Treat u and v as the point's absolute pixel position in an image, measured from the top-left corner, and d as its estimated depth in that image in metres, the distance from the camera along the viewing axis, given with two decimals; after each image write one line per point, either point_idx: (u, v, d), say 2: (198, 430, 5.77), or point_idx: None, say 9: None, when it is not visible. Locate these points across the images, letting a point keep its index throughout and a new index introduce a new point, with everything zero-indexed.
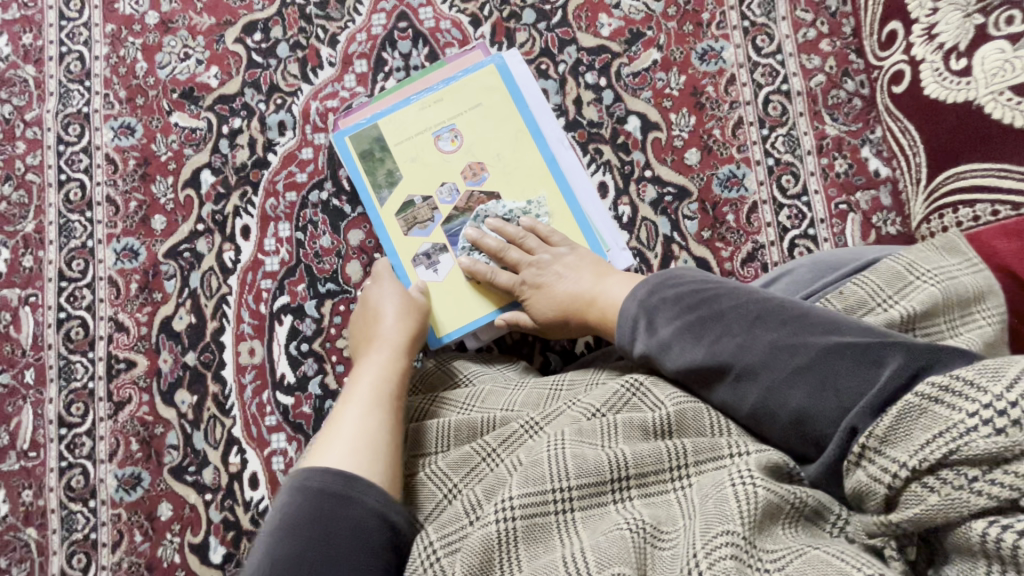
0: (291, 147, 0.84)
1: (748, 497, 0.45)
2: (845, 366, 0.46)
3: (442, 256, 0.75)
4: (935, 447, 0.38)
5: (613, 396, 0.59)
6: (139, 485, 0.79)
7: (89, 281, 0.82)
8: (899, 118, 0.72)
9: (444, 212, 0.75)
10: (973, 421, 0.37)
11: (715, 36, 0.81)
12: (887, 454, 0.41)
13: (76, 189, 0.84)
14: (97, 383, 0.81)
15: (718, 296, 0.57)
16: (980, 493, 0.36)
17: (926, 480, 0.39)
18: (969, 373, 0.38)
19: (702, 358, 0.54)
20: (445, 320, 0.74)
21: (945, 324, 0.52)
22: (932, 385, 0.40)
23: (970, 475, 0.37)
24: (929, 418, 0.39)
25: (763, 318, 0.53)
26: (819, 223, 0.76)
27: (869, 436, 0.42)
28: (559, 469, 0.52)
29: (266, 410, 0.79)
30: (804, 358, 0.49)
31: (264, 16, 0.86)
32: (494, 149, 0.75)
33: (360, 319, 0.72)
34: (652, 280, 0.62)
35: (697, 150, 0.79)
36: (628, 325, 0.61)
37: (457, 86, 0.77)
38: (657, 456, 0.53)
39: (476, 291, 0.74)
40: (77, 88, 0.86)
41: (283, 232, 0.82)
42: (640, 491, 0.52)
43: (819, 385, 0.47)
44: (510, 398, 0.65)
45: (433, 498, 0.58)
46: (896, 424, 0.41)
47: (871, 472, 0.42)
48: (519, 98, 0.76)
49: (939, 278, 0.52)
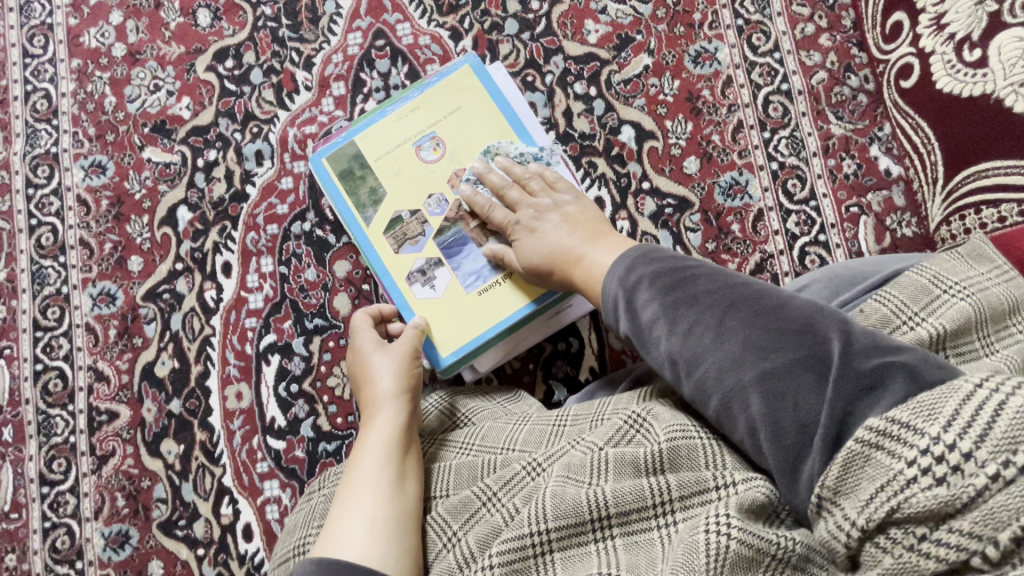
0: (269, 177, 0.80)
1: (718, 549, 0.41)
2: (810, 380, 0.42)
3: (438, 270, 0.69)
4: (880, 503, 0.35)
5: (616, 432, 0.54)
6: (127, 543, 0.75)
7: (65, 330, 0.78)
8: (909, 113, 0.69)
9: (435, 224, 0.69)
10: (913, 471, 0.34)
11: (708, 37, 0.77)
12: (841, 507, 0.37)
13: (48, 234, 0.80)
14: (79, 437, 0.77)
15: (696, 277, 0.51)
16: (928, 555, 0.33)
17: (877, 539, 0.35)
18: (905, 415, 0.35)
19: (674, 348, 0.48)
20: (449, 336, 0.68)
21: (980, 342, 0.47)
22: (871, 430, 0.36)
23: (918, 533, 0.34)
24: (872, 468, 0.36)
25: (737, 306, 0.47)
26: (830, 229, 0.72)
27: (822, 487, 0.38)
28: (538, 511, 0.49)
29: (257, 457, 0.75)
30: (773, 360, 0.43)
31: (235, 41, 0.82)
32: (479, 153, 0.71)
33: (354, 378, 0.68)
34: (633, 254, 0.56)
35: (696, 158, 0.75)
36: (610, 307, 0.55)
37: (434, 92, 0.72)
38: (638, 494, 0.48)
39: (479, 300, 0.68)
40: (44, 128, 0.82)
41: (265, 267, 0.78)
42: (623, 529, 0.48)
43: (778, 393, 0.42)
44: (511, 434, 0.60)
45: (434, 548, 0.54)
46: (845, 475, 0.37)
47: (829, 526, 0.38)
48: (500, 97, 0.72)
49: (969, 291, 0.48)
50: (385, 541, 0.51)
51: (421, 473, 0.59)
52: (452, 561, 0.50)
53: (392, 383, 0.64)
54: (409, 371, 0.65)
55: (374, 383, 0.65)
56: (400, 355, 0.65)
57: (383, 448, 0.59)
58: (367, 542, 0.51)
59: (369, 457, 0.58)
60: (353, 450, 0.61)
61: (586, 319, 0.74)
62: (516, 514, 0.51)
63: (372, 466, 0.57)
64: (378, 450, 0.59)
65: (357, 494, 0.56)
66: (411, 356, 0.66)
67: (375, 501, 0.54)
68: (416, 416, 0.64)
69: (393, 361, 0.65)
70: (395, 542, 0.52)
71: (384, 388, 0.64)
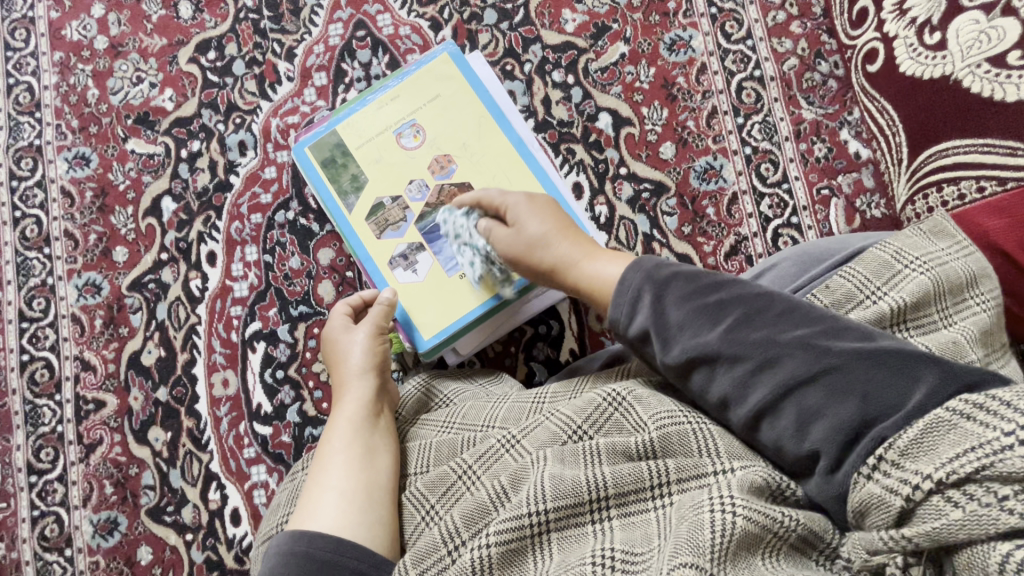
0: (253, 167, 0.81)
1: (725, 526, 0.43)
2: (880, 374, 0.43)
3: (421, 255, 0.70)
4: (965, 461, 0.36)
5: (595, 410, 0.55)
6: (116, 530, 0.76)
7: (52, 320, 0.79)
8: (876, 97, 0.72)
9: (416, 209, 0.71)
10: (1010, 439, 0.35)
11: (683, 25, 0.79)
12: (907, 467, 0.39)
13: (32, 226, 0.81)
14: (67, 427, 0.77)
15: (737, 284, 0.52)
16: (1011, 511, 0.34)
17: (950, 494, 0.37)
18: (1008, 395, 0.37)
19: (717, 343, 0.48)
20: (431, 319, 0.69)
21: (938, 315, 0.49)
22: (965, 402, 0.38)
23: (1001, 493, 0.35)
24: (957, 434, 0.38)
25: (789, 314, 0.48)
26: (801, 211, 0.74)
27: (888, 447, 0.40)
28: (535, 492, 0.50)
29: (244, 442, 0.76)
30: (834, 359, 0.45)
31: (217, 33, 0.83)
32: (459, 138, 0.72)
33: (326, 360, 0.70)
34: (665, 258, 0.56)
35: (672, 143, 0.77)
36: (628, 298, 0.54)
37: (412, 80, 0.73)
38: (636, 475, 0.50)
39: (461, 282, 0.69)
40: (28, 120, 0.83)
41: (250, 255, 0.79)
42: (620, 511, 0.50)
43: (843, 386, 0.44)
44: (491, 412, 0.61)
45: (412, 522, 0.56)
46: (922, 437, 0.39)
47: (889, 484, 0.39)
48: (477, 82, 0.73)
49: (929, 266, 0.50)
50: (358, 512, 0.54)
51: (391, 446, 0.61)
52: (439, 537, 0.51)
53: (360, 360, 0.66)
54: (377, 349, 0.68)
55: (344, 360, 0.67)
56: (367, 331, 0.67)
57: (351, 430, 0.61)
58: (341, 515, 0.54)
59: (339, 434, 0.61)
60: (326, 427, 0.63)
61: (565, 302, 0.76)
62: (509, 494, 0.52)
63: (341, 443, 0.60)
64: (345, 428, 0.61)
65: (328, 472, 0.58)
66: (377, 334, 0.68)
67: (345, 474, 0.57)
68: (385, 390, 0.67)
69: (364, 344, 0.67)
70: (367, 513, 0.54)
71: (354, 364, 0.66)
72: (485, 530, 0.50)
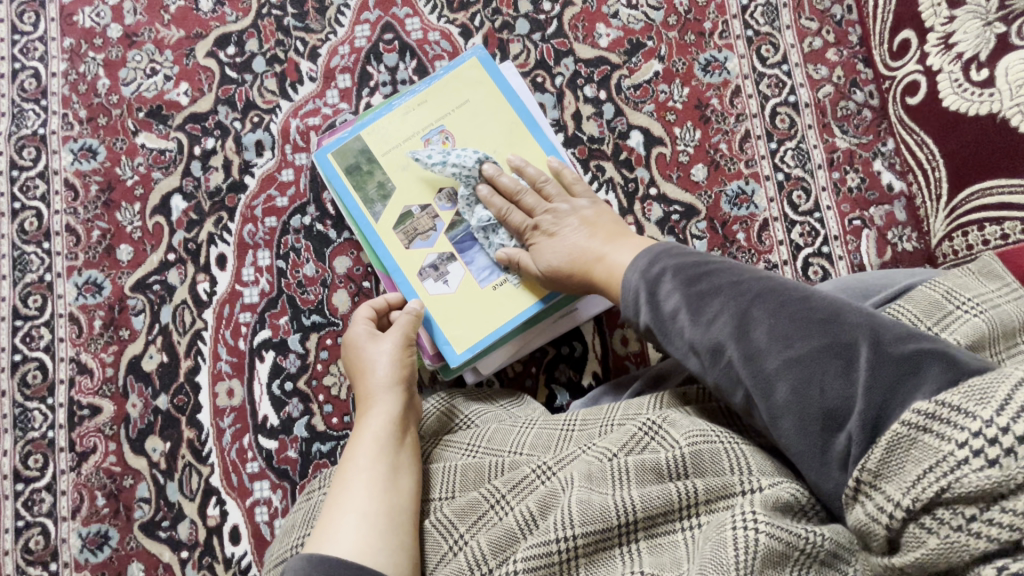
0: (269, 168, 0.77)
1: (748, 545, 0.41)
2: (835, 366, 0.41)
3: (451, 265, 0.68)
4: (927, 485, 0.34)
5: (630, 439, 0.53)
6: (106, 544, 0.72)
7: (48, 319, 0.75)
8: (915, 130, 0.72)
9: (446, 218, 0.68)
10: (964, 453, 0.33)
11: (719, 46, 0.77)
12: (883, 490, 0.37)
13: (31, 219, 0.77)
14: (58, 433, 0.73)
15: (720, 271, 0.51)
16: (978, 535, 0.33)
17: (923, 521, 0.35)
18: (955, 398, 0.35)
19: (694, 339, 0.48)
20: (463, 333, 0.67)
21: (991, 358, 0.47)
22: (918, 413, 0.36)
23: (968, 514, 0.33)
24: (919, 451, 0.35)
25: (761, 299, 0.47)
26: (833, 241, 0.73)
27: (862, 471, 0.38)
28: (564, 517, 0.47)
29: (247, 456, 0.73)
30: (797, 349, 0.43)
31: (238, 27, 0.80)
32: (490, 146, 0.70)
33: (348, 369, 0.67)
34: (656, 249, 0.56)
35: (704, 165, 0.75)
36: (630, 299, 0.55)
37: (440, 85, 0.71)
38: (666, 499, 0.48)
39: (495, 292, 0.67)
40: (32, 108, 0.79)
41: (262, 260, 0.76)
42: (647, 534, 0.48)
43: (804, 379, 0.42)
44: (518, 438, 0.59)
45: (437, 550, 0.53)
46: (888, 457, 0.37)
47: (868, 510, 0.38)
48: (507, 88, 0.71)
49: (982, 308, 0.49)
50: (378, 537, 0.51)
51: (415, 465, 0.58)
52: (464, 564, 0.49)
53: (386, 373, 0.63)
54: (403, 361, 0.65)
55: (369, 374, 0.64)
56: (400, 339, 0.65)
57: (376, 446, 0.58)
58: (360, 538, 0.51)
59: (362, 450, 0.58)
60: (348, 443, 0.60)
61: (589, 323, 0.74)
62: (537, 520, 0.49)
63: (362, 462, 0.57)
64: (369, 447, 0.58)
65: (349, 493, 0.55)
66: (406, 346, 0.65)
67: (369, 496, 0.54)
68: (411, 405, 0.64)
69: (391, 357, 0.64)
70: (390, 538, 0.51)
71: (379, 377, 0.63)
72: (512, 556, 0.47)
